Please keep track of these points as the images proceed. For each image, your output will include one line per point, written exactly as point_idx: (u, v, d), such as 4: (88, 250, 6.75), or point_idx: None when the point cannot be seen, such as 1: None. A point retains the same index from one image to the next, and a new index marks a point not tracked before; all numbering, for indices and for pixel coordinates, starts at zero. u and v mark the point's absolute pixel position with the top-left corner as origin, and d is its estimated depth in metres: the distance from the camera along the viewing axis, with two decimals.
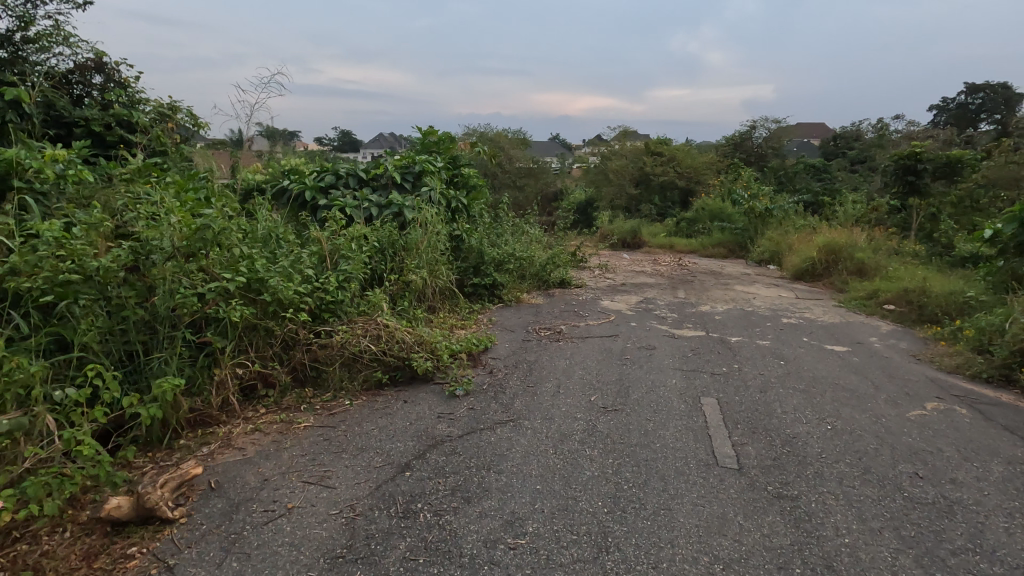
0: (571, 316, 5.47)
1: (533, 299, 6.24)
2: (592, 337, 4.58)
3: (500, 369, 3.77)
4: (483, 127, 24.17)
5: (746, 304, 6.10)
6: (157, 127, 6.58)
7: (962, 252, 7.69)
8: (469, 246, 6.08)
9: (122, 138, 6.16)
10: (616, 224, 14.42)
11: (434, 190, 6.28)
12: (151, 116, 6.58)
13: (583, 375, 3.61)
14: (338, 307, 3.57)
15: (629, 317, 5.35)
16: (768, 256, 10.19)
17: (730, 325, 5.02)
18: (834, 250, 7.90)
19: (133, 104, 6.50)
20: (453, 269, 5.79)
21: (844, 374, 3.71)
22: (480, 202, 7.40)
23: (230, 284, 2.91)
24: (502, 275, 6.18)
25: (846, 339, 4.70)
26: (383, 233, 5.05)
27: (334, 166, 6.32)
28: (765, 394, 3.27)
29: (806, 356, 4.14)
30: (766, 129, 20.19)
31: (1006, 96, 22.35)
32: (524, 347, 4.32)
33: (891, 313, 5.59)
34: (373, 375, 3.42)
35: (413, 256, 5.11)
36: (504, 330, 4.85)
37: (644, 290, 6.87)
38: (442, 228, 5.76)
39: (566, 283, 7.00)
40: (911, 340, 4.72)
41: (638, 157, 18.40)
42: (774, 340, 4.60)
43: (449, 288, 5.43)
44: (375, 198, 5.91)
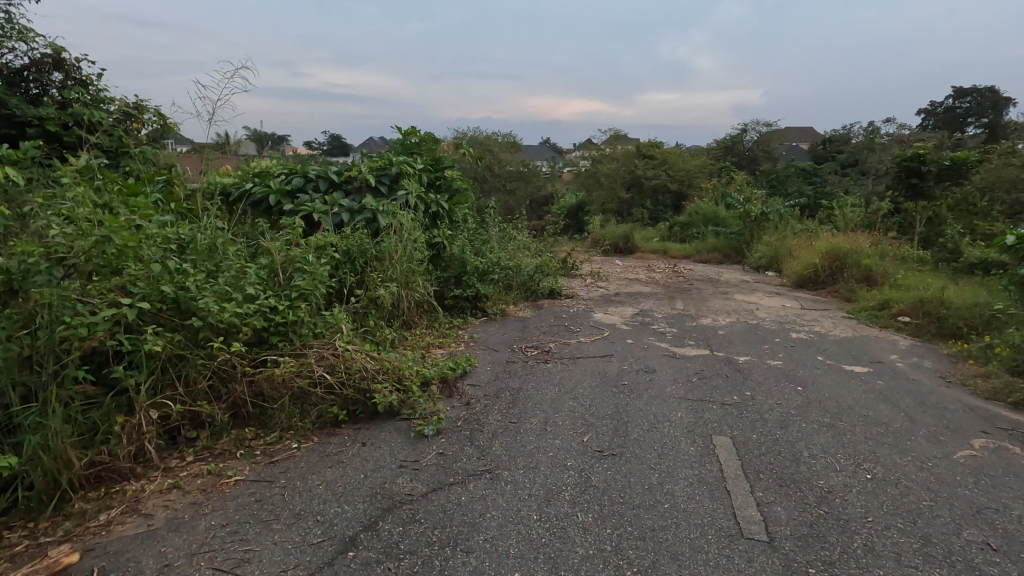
0: (560, 331, 4.99)
1: (520, 312, 5.76)
2: (584, 357, 4.10)
3: (479, 400, 3.27)
4: (472, 131, 23.70)
5: (750, 316, 5.65)
6: (122, 128, 6.03)
7: (970, 258, 7.32)
8: (451, 253, 5.62)
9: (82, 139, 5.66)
10: (608, 229, 13.99)
11: (413, 193, 5.79)
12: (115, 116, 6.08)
13: (574, 408, 3.13)
14: (289, 331, 3.08)
15: (625, 332, 4.88)
16: (766, 262, 9.79)
17: (736, 342, 4.56)
18: (838, 256, 7.51)
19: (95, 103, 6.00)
20: (431, 280, 5.30)
21: (873, 403, 3.26)
22: (464, 206, 6.93)
23: (130, 312, 2.39)
24: (487, 286, 5.68)
25: (866, 358, 4.26)
26: (352, 240, 4.62)
27: (304, 167, 5.81)
28: (787, 430, 2.80)
29: (825, 378, 3.68)
30: (756, 132, 19.95)
31: (993, 99, 22.39)
32: (507, 370, 3.83)
33: (906, 325, 5.17)
34: (328, 411, 2.92)
35: (385, 267, 4.63)
36: (486, 350, 4.36)
37: (639, 301, 6.40)
38: (419, 236, 5.28)
39: (556, 292, 6.50)
40: (935, 357, 4.29)
41: (630, 161, 17.99)
42: (787, 359, 4.15)
43: (425, 301, 4.95)
44: (346, 202, 5.41)
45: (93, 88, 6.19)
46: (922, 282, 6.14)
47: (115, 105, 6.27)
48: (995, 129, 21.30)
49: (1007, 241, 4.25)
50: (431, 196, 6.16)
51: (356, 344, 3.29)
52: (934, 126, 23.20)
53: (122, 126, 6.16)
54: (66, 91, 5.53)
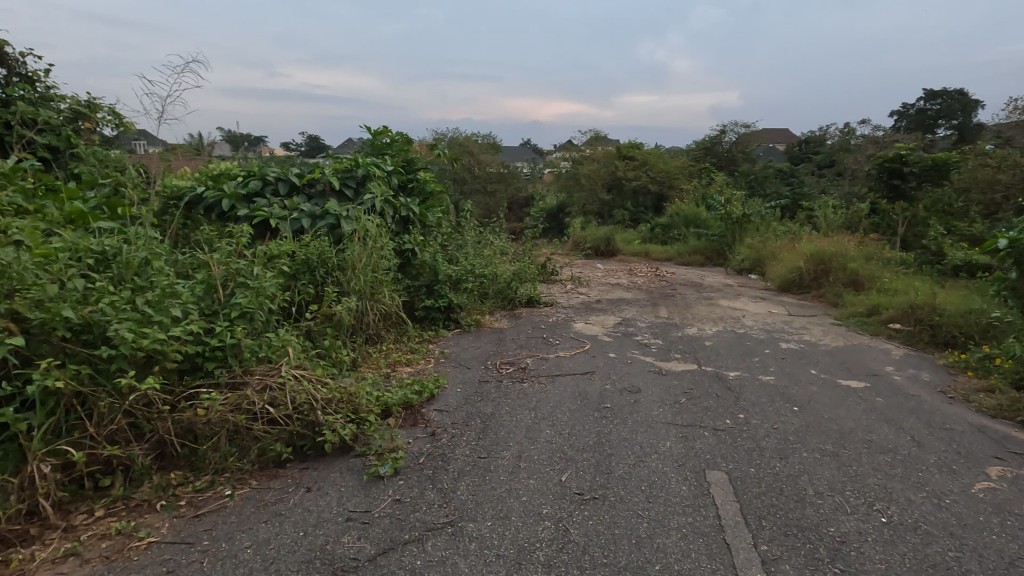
0: (538, 345, 4.66)
1: (497, 323, 5.41)
2: (563, 376, 3.78)
3: (445, 431, 2.94)
4: (452, 132, 23.32)
5: (737, 324, 5.40)
6: (71, 128, 5.59)
7: (955, 260, 7.19)
8: (422, 261, 5.27)
9: (25, 140, 5.19)
10: (589, 231, 13.74)
11: (381, 197, 5.42)
12: (65, 115, 5.62)
13: (551, 438, 2.80)
14: (227, 354, 2.72)
15: (607, 345, 4.58)
16: (749, 264, 9.60)
17: (725, 355, 4.28)
18: (823, 259, 7.32)
19: (44, 101, 5.53)
20: (399, 292, 4.94)
21: (876, 425, 2.99)
22: (437, 210, 6.58)
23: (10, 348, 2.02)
24: (460, 295, 5.33)
25: (861, 370, 4.01)
26: (311, 249, 4.28)
27: (262, 169, 5.38)
28: (787, 462, 2.51)
29: (821, 396, 3.41)
30: (735, 133, 19.95)
31: (963, 102, 22.72)
32: (479, 392, 3.48)
33: (898, 333, 4.96)
34: (271, 448, 2.55)
35: (348, 278, 4.33)
36: (457, 367, 4.02)
37: (621, 309, 6.10)
38: (386, 243, 4.92)
39: (535, 300, 6.16)
40: (932, 369, 4.07)
41: (611, 162, 17.76)
42: (779, 373, 3.88)
43: (392, 314, 4.65)
44: (307, 207, 5.02)
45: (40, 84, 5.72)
46: (911, 287, 5.96)
47: (66, 102, 5.79)
48: (965, 131, 21.63)
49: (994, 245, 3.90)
50: (402, 200, 5.78)
51: (306, 369, 2.93)
52: (907, 127, 23.46)
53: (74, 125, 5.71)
54: (7, 88, 5.08)
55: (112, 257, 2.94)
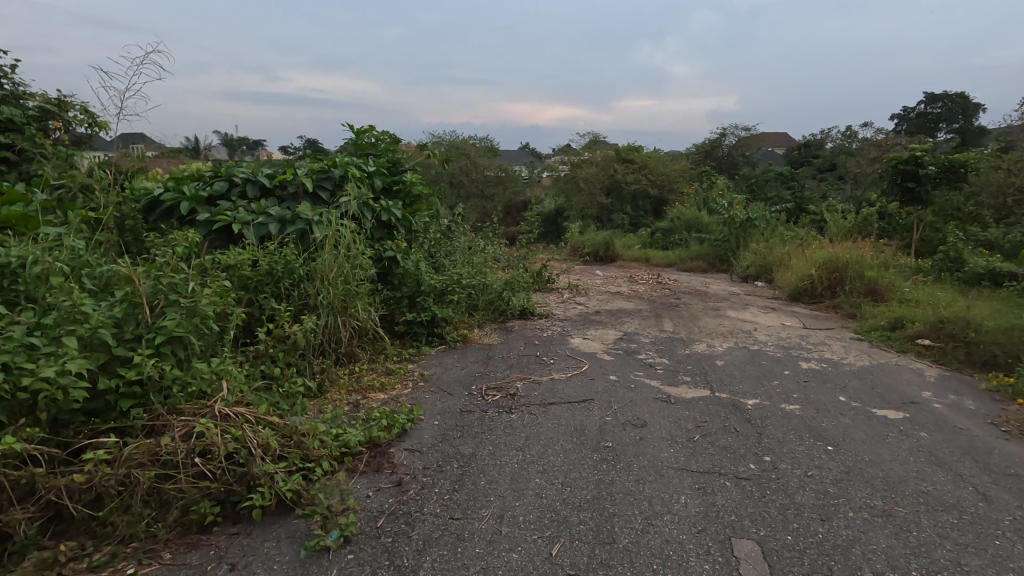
0: (530, 364, 4.17)
1: (485, 338, 4.92)
2: (557, 404, 3.29)
3: (414, 479, 2.46)
4: (448, 135, 22.96)
5: (749, 340, 4.92)
6: (36, 125, 5.17)
7: (976, 268, 6.75)
8: (404, 269, 4.79)
9: None
10: (587, 235, 13.29)
11: (359, 200, 4.94)
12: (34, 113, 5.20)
13: (540, 491, 2.31)
14: (149, 390, 2.25)
15: (608, 365, 4.10)
16: (755, 271, 9.13)
17: (741, 377, 3.79)
18: (837, 267, 6.85)
19: (11, 98, 5.11)
20: (376, 305, 4.48)
21: (929, 472, 2.51)
22: (424, 215, 6.10)
23: None
24: (445, 308, 4.84)
25: (895, 397, 3.53)
26: (276, 257, 3.88)
27: (227, 170, 4.91)
28: (832, 527, 2.04)
29: (857, 432, 2.93)
30: (735, 136, 19.53)
31: (963, 106, 22.16)
32: (460, 427, 3.00)
33: (928, 351, 4.48)
34: (194, 508, 2.08)
35: (318, 290, 3.90)
36: (436, 394, 3.54)
37: (622, 321, 5.62)
38: (363, 250, 4.44)
39: (529, 312, 5.67)
40: (975, 396, 3.59)
41: (610, 165, 17.32)
42: (804, 400, 3.40)
43: (367, 329, 4.22)
44: (275, 210, 4.56)
45: (6, 79, 5.31)
46: (936, 298, 5.49)
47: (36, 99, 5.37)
48: (967, 135, 21.27)
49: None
50: (385, 203, 5.30)
51: (248, 407, 2.45)
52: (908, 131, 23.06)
53: (41, 124, 5.27)
54: None
55: (17, 270, 2.48)
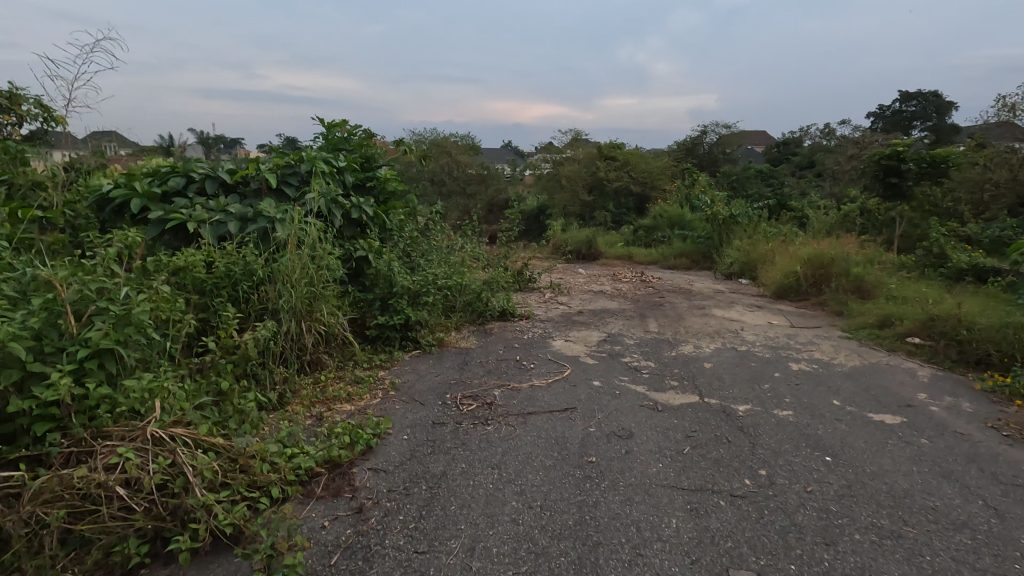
0: (509, 370, 3.94)
1: (462, 341, 4.67)
2: (537, 413, 3.07)
3: (377, 503, 2.21)
4: (429, 133, 22.65)
5: (737, 340, 4.75)
6: None
7: (960, 264, 6.69)
8: (376, 270, 4.52)
9: None
10: (570, 234, 13.11)
11: (327, 197, 4.65)
12: None
13: (516, 516, 2.08)
14: (69, 412, 1.98)
15: (591, 369, 3.88)
16: (739, 268, 9.00)
17: (730, 381, 3.60)
18: (822, 263, 6.73)
19: None
20: (344, 309, 4.22)
21: (936, 484, 2.33)
22: (399, 212, 5.83)
23: None
24: (420, 310, 4.58)
25: (891, 400, 3.37)
26: (233, 258, 3.61)
27: (185, 165, 4.58)
28: (838, 553, 1.85)
29: (855, 440, 2.75)
30: (716, 134, 19.53)
31: (937, 104, 22.62)
32: (431, 442, 2.76)
33: (919, 350, 4.35)
34: (118, 548, 1.81)
35: (280, 293, 3.63)
36: (407, 404, 3.29)
37: (605, 322, 5.41)
38: (330, 250, 4.16)
39: (509, 313, 5.44)
40: (971, 397, 3.45)
41: (592, 162, 17.16)
42: (798, 404, 3.22)
43: (334, 335, 3.96)
44: (235, 208, 4.26)
45: None
46: (924, 295, 5.38)
47: None
48: (941, 133, 21.62)
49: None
50: (356, 199, 5.00)
51: (188, 427, 2.18)
52: (885, 129, 23.31)
53: None
54: None
55: None
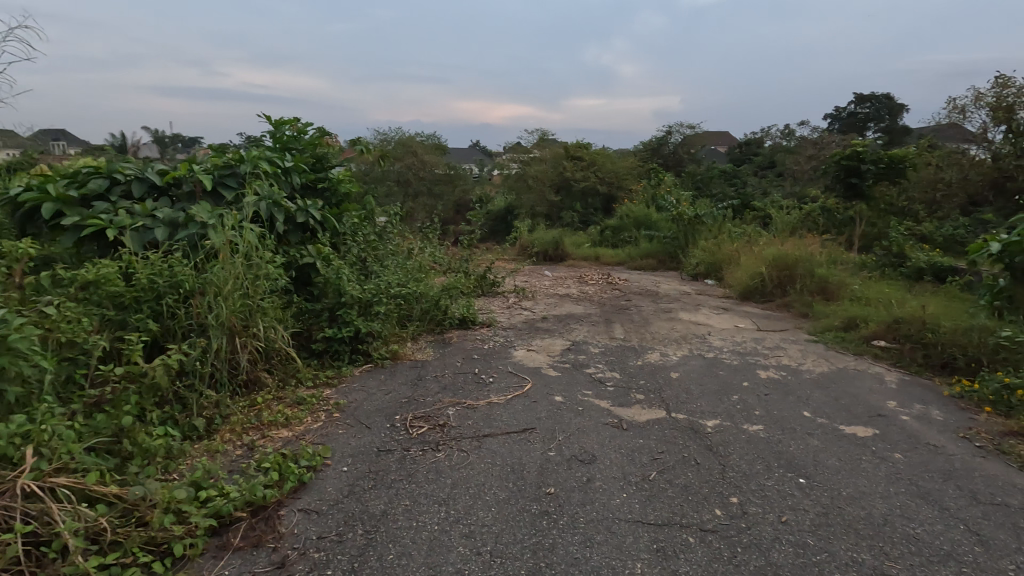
0: (467, 385, 3.68)
1: (418, 354, 4.39)
2: (493, 436, 2.83)
3: (304, 554, 1.93)
4: (394, 133, 22.21)
5: (704, 346, 4.60)
6: None
7: (919, 263, 6.75)
8: (324, 279, 4.21)
9: None
10: (536, 234, 12.93)
11: (269, 200, 4.30)
12: None
13: (462, 566, 1.85)
14: None
15: (553, 382, 3.66)
16: (705, 269, 8.95)
17: (698, 393, 3.43)
18: (787, 264, 6.69)
19: None
20: (287, 322, 3.89)
21: (915, 508, 2.18)
22: (352, 215, 5.50)
23: None
24: (372, 321, 4.27)
25: (861, 409, 3.24)
26: (156, 270, 3.26)
27: (109, 165, 4.17)
28: None
29: (828, 457, 2.60)
30: (680, 134, 19.69)
31: (889, 106, 23.36)
32: (374, 473, 2.49)
33: (885, 353, 4.28)
34: None
35: (210, 306, 3.28)
36: (351, 429, 2.99)
37: (570, 329, 5.20)
38: (270, 258, 3.82)
39: (469, 321, 5.17)
40: (941, 404, 3.36)
41: (559, 162, 17.03)
42: (768, 418, 3.06)
43: (273, 350, 3.63)
44: (163, 212, 3.87)
45: None
46: (887, 296, 5.35)
47: None
48: (894, 134, 22.35)
49: (985, 249, 4.12)
50: (302, 202, 4.65)
51: (74, 474, 1.87)
52: (841, 130, 23.94)
53: None
54: None
55: None
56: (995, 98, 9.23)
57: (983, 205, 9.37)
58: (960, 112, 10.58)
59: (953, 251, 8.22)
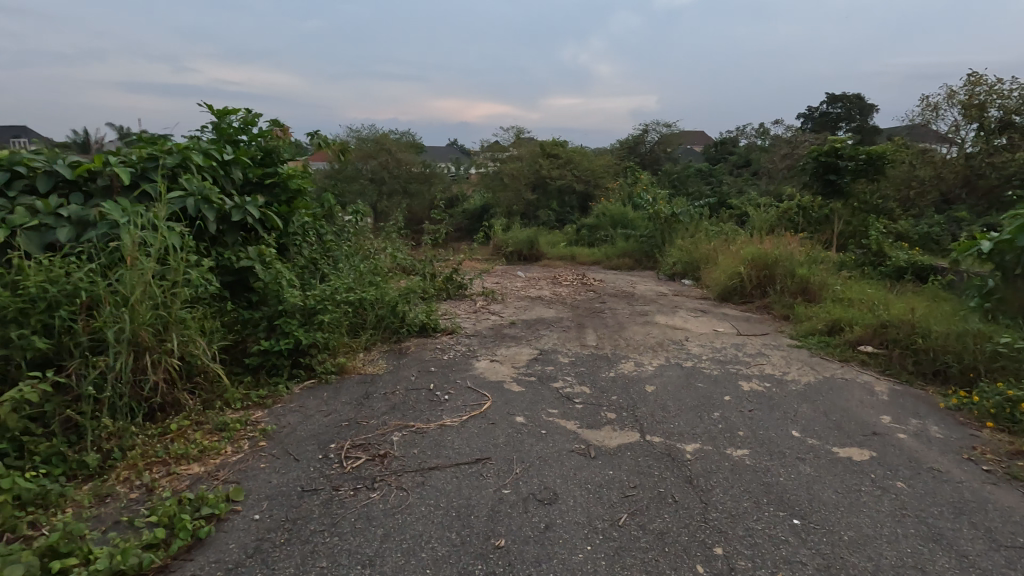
0: (418, 404, 3.26)
1: (368, 366, 3.95)
2: (440, 469, 2.43)
3: None
4: (366, 130, 21.60)
5: (681, 354, 4.25)
6: None
7: (899, 262, 6.54)
8: (263, 285, 3.75)
9: None
10: (511, 233, 12.53)
11: (199, 196, 3.81)
12: None
13: None
14: None
15: (515, 400, 3.26)
16: (682, 269, 8.66)
17: (676, 410, 3.07)
18: (766, 264, 6.40)
19: None
20: (214, 334, 3.43)
21: (928, 557, 1.86)
22: (304, 213, 5.02)
23: None
24: (318, 331, 3.82)
25: (854, 427, 2.93)
26: (48, 277, 2.77)
27: (10, 156, 3.62)
28: None
29: (824, 490, 2.26)
30: (657, 133, 19.55)
31: (860, 106, 23.59)
32: (292, 522, 2.08)
33: (873, 360, 3.99)
34: None
35: (112, 320, 2.79)
36: (276, 462, 2.56)
37: (539, 335, 4.81)
38: (195, 262, 3.35)
39: (429, 329, 4.73)
40: (938, 419, 3.07)
41: (535, 160, 16.68)
42: (755, 441, 2.71)
43: (195, 368, 3.17)
44: (70, 209, 3.36)
45: None
46: (871, 298, 5.09)
47: None
48: (864, 134, 22.53)
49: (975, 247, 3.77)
50: (241, 198, 4.16)
51: None
52: (813, 130, 24.10)
53: None
54: None
55: None
56: (967, 96, 9.17)
57: (956, 202, 9.25)
58: (932, 109, 10.51)
59: (929, 249, 8.07)
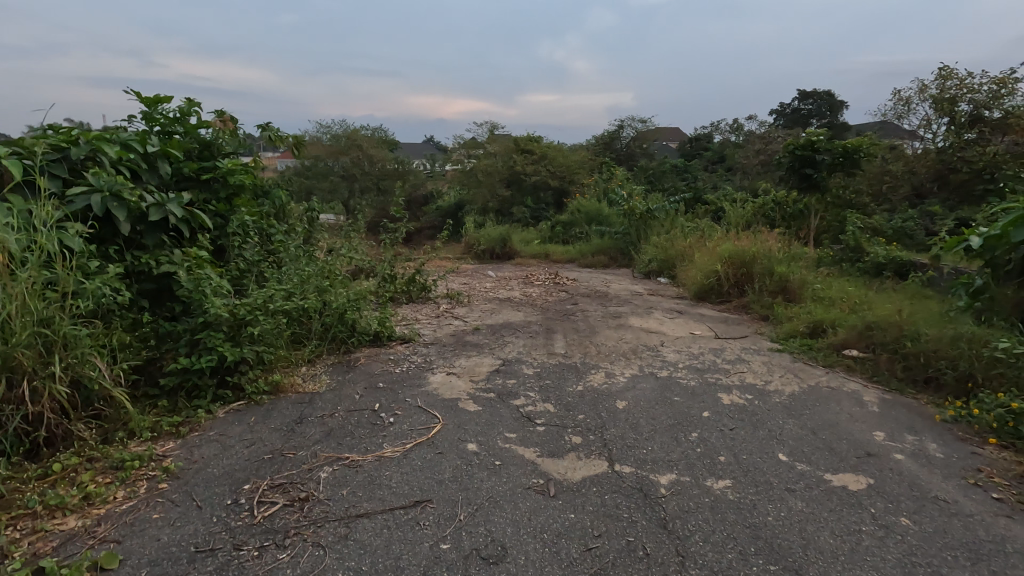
0: (358, 430, 2.84)
1: (309, 383, 3.52)
2: (369, 516, 2.03)
3: None
4: (336, 125, 20.94)
5: (656, 362, 3.91)
6: None
7: (878, 258, 6.34)
8: (185, 293, 3.28)
9: None
10: (483, 231, 12.13)
11: (107, 192, 3.31)
12: None
13: None
14: None
15: (468, 422, 2.87)
16: (657, 266, 8.37)
17: (649, 432, 2.71)
18: (744, 262, 6.12)
19: None
20: (120, 351, 2.96)
21: None
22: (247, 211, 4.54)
23: None
24: (253, 346, 3.36)
25: (847, 447, 2.61)
26: None
27: None
28: None
29: (821, 532, 1.93)
30: (631, 129, 19.34)
31: (831, 103, 23.71)
32: None
33: (859, 365, 3.71)
34: None
35: None
36: (174, 511, 2.13)
37: (503, 343, 4.43)
38: (97, 267, 2.87)
39: (383, 337, 4.32)
40: (935, 434, 2.78)
41: (508, 156, 16.29)
42: (741, 469, 2.36)
43: (93, 394, 2.70)
44: None
45: None
46: (853, 297, 4.83)
47: None
48: (836, 130, 22.60)
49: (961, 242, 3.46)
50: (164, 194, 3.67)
51: None
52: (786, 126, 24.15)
53: None
54: None
55: None
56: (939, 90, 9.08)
57: (928, 196, 9.12)
58: (904, 104, 10.44)
59: (905, 244, 7.92)
